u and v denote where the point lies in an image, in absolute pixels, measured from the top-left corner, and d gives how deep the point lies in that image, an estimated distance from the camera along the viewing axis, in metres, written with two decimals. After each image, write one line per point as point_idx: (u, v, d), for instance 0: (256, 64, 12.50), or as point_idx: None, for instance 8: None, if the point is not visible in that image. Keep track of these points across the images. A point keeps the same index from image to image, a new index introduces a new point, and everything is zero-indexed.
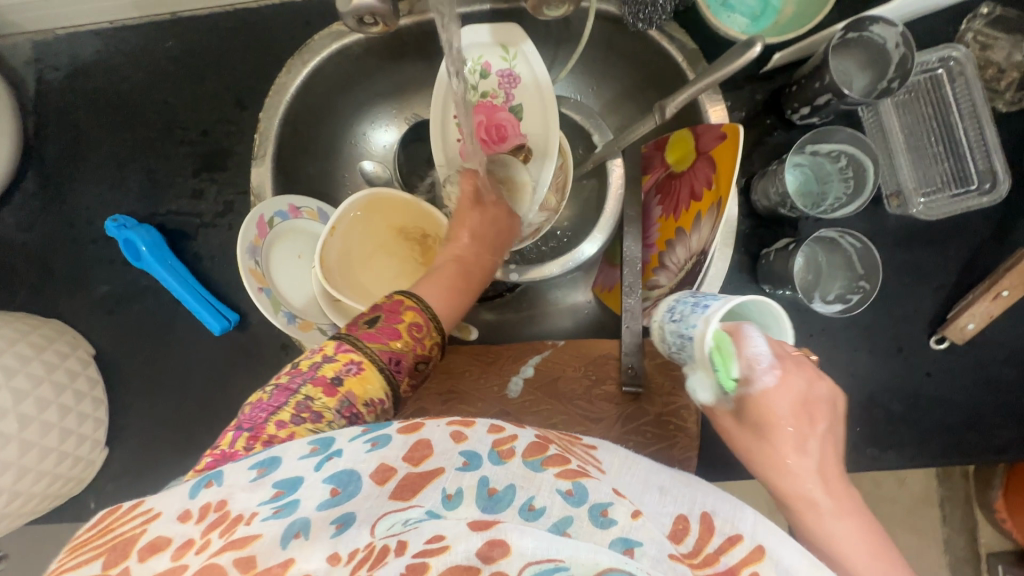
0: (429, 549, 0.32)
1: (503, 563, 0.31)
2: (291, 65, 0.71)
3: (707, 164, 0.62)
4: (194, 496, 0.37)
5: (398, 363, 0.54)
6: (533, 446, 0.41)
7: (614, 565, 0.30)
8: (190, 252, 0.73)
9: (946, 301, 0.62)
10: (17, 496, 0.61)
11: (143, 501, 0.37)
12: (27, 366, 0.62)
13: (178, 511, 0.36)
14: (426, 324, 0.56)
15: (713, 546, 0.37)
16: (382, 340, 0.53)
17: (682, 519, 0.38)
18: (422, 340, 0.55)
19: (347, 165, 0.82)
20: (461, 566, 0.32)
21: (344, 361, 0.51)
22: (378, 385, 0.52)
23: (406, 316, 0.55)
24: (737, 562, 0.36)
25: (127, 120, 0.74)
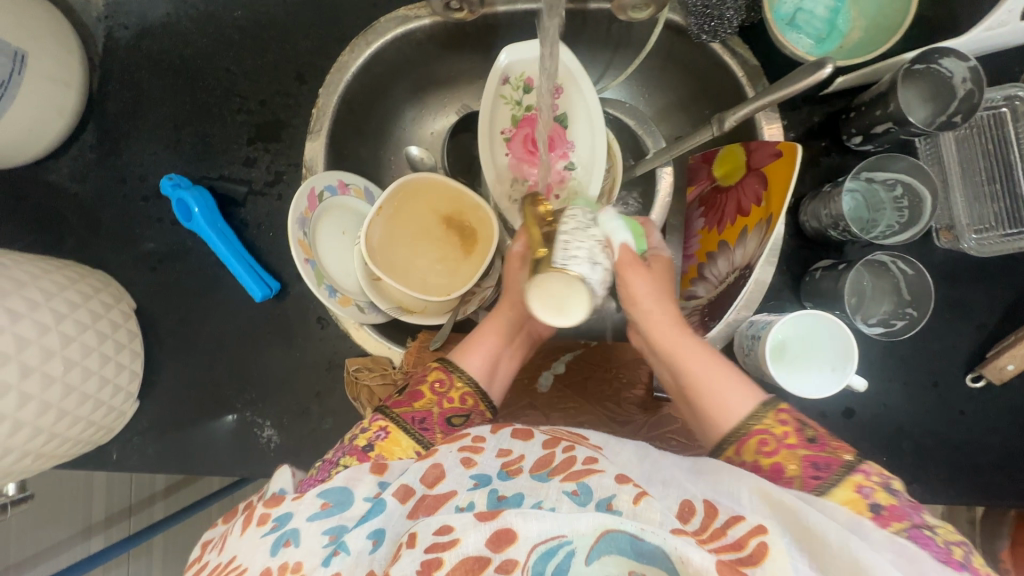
0: (437, 544, 0.35)
1: (512, 550, 0.34)
2: (355, 45, 0.72)
3: (757, 180, 0.63)
4: (274, 552, 0.38)
5: (425, 422, 0.53)
6: (539, 462, 0.43)
7: (611, 526, 0.34)
8: (237, 219, 0.74)
9: (986, 339, 0.62)
10: (52, 438, 0.61)
11: (234, 559, 0.39)
12: (74, 313, 0.62)
13: (259, 567, 0.37)
14: (451, 378, 0.56)
15: (720, 522, 0.37)
16: (410, 404, 0.53)
17: (687, 503, 0.40)
18: (446, 395, 0.55)
19: (395, 149, 0.83)
20: (473, 556, 0.35)
21: (374, 429, 0.52)
22: (406, 445, 0.51)
23: (430, 375, 0.56)
24: (743, 534, 0.36)
25: (188, 84, 0.76)
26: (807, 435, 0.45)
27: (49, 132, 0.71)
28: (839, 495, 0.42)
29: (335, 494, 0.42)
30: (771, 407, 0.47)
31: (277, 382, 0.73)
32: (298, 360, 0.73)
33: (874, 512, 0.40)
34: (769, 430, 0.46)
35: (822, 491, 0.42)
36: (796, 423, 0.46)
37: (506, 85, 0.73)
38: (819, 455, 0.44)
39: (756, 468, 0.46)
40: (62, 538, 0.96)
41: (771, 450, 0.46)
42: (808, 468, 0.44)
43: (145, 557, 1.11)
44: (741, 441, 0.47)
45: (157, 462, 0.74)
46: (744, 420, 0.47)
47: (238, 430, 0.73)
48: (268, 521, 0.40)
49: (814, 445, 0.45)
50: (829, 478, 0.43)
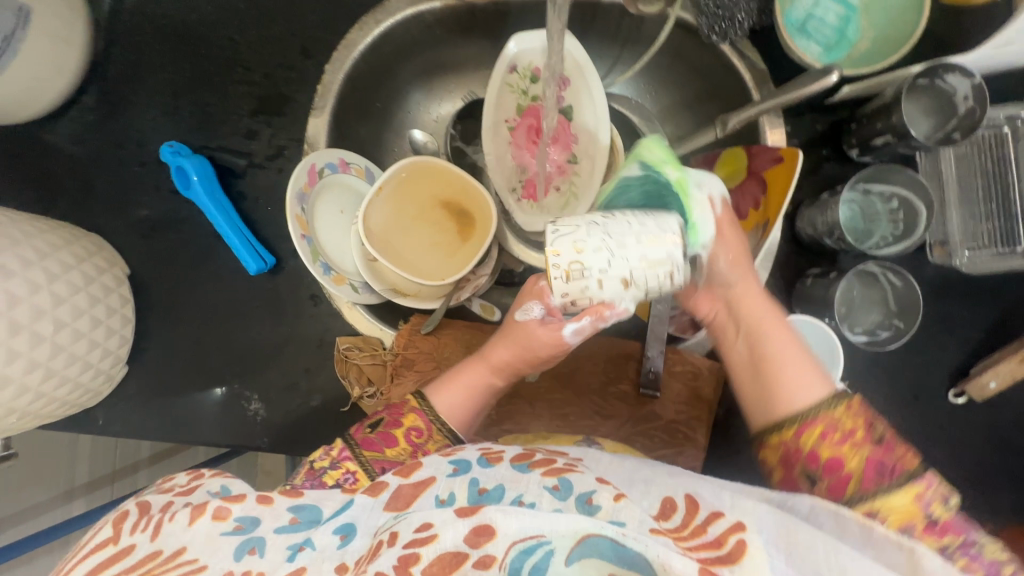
0: (416, 540, 0.35)
1: (490, 546, 0.35)
2: (364, 23, 0.71)
3: (756, 185, 0.64)
4: (237, 558, 0.38)
5: (396, 473, 0.51)
6: (519, 457, 0.45)
7: (593, 531, 0.34)
8: (235, 191, 0.74)
9: (970, 355, 0.63)
10: (38, 398, 0.61)
11: (185, 550, 0.38)
12: (66, 274, 0.62)
13: (221, 569, 0.37)
14: (430, 428, 0.55)
15: (700, 519, 0.38)
16: (383, 450, 0.52)
17: (670, 501, 0.41)
18: (423, 445, 0.54)
19: (398, 131, 0.83)
20: (450, 552, 0.35)
21: (343, 473, 0.51)
22: None
23: (406, 420, 0.55)
24: (723, 532, 0.36)
25: (193, 52, 0.75)
26: (875, 436, 0.44)
27: (50, 91, 0.71)
28: (897, 500, 0.42)
29: (304, 511, 0.42)
30: (843, 399, 0.45)
31: (266, 356, 0.73)
32: (289, 335, 0.73)
33: (929, 525, 0.41)
34: (838, 422, 0.44)
35: (879, 495, 0.43)
36: (864, 420, 0.44)
37: (514, 74, 0.73)
38: (887, 460, 0.43)
39: (813, 457, 0.45)
40: (45, 499, 0.97)
41: (828, 444, 0.44)
42: (870, 469, 0.43)
43: None
44: (805, 424, 0.45)
45: (142, 428, 0.74)
46: (813, 408, 0.45)
47: (225, 402, 0.73)
48: (228, 520, 0.40)
49: (884, 448, 0.43)
50: (890, 483, 0.42)
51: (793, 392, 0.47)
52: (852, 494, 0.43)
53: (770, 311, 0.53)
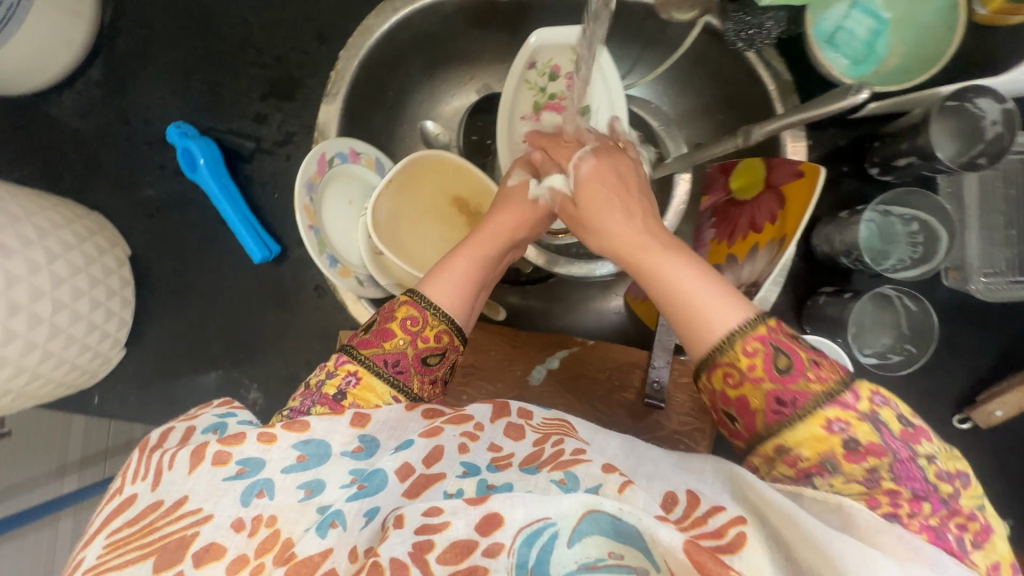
0: (428, 526, 0.35)
1: (498, 534, 0.34)
2: (381, 10, 0.69)
3: (774, 199, 0.64)
4: (245, 502, 0.37)
5: (398, 364, 0.51)
6: (528, 457, 0.42)
7: (593, 507, 0.33)
8: (242, 175, 0.72)
9: (977, 382, 0.62)
10: (35, 379, 0.60)
11: (187, 500, 0.37)
12: (67, 254, 0.61)
13: (229, 518, 0.36)
14: (423, 315, 0.53)
15: (701, 511, 0.37)
16: (380, 345, 0.52)
17: (671, 494, 0.39)
18: (420, 334, 0.53)
19: (410, 121, 0.82)
20: (462, 540, 0.34)
21: (344, 374, 0.50)
22: (381, 392, 0.51)
23: (398, 313, 0.53)
24: (723, 523, 0.36)
25: (204, 29, 0.73)
26: (778, 367, 0.41)
27: (54, 63, 0.69)
28: (803, 429, 0.39)
29: (314, 449, 0.41)
30: (745, 330, 0.42)
31: (268, 345, 0.72)
32: (291, 325, 0.72)
33: (851, 452, 0.38)
34: (736, 364, 0.42)
35: (786, 425, 0.40)
36: (767, 352, 0.41)
37: (533, 70, 0.72)
38: (787, 392, 0.40)
39: (725, 399, 0.43)
40: (36, 474, 0.96)
41: (732, 386, 0.42)
42: (772, 402, 0.41)
43: None
44: (709, 369, 0.43)
45: (138, 412, 0.73)
46: (728, 337, 0.42)
47: (223, 389, 0.72)
48: (231, 464, 0.39)
49: (785, 377, 0.40)
50: (795, 412, 0.40)
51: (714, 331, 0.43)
52: (762, 430, 0.41)
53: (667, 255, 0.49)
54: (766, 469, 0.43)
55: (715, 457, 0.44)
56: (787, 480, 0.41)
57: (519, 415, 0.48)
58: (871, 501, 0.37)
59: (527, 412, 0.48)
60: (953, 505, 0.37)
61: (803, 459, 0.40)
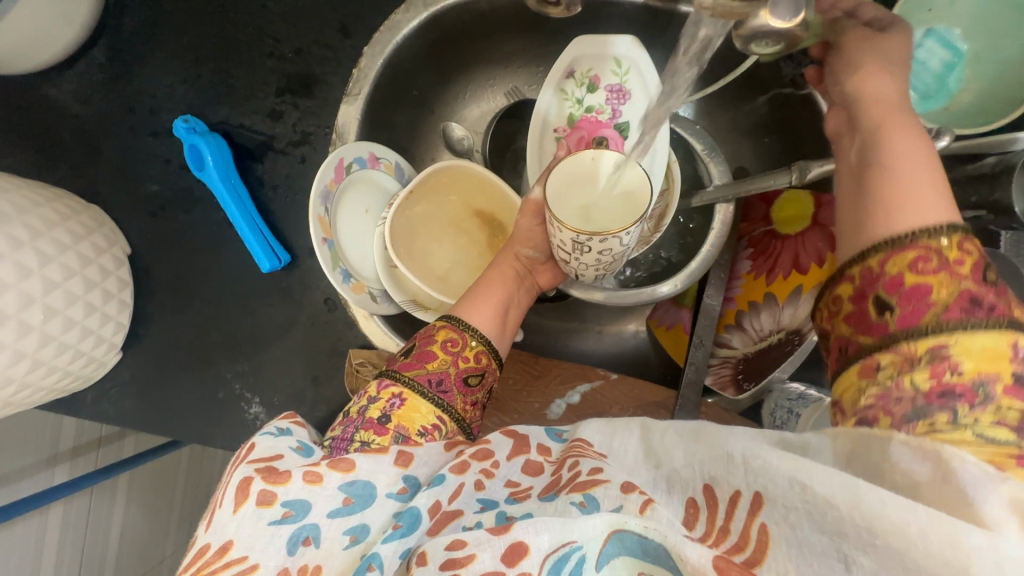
0: (454, 560, 0.32)
1: (525, 564, 0.30)
2: (411, 5, 0.63)
3: (823, 239, 0.61)
4: (291, 551, 0.34)
5: (442, 384, 0.48)
6: (548, 486, 0.38)
7: (620, 526, 0.30)
8: (253, 176, 0.67)
9: None
10: (24, 389, 0.56)
11: (232, 545, 0.33)
12: (62, 256, 0.56)
13: (274, 566, 0.33)
14: (463, 337, 0.51)
15: (724, 514, 0.30)
16: (422, 366, 0.49)
17: (693, 501, 0.32)
18: (460, 355, 0.50)
19: (433, 123, 0.76)
20: (490, 574, 0.31)
21: (387, 397, 0.47)
22: (426, 411, 0.47)
23: (438, 336, 0.51)
24: (745, 523, 0.29)
25: (217, 13, 0.67)
26: (986, 276, 0.34)
27: (54, 43, 0.63)
28: (983, 338, 0.32)
29: (359, 492, 0.37)
30: (960, 229, 0.34)
31: (272, 355, 0.68)
32: (297, 337, 0.68)
33: (1014, 386, 0.30)
34: (939, 254, 0.34)
35: (964, 328, 0.32)
36: (979, 259, 0.34)
37: (570, 80, 0.67)
38: (986, 296, 0.33)
39: (894, 284, 0.35)
40: (25, 465, 0.92)
41: (915, 272, 0.34)
42: (960, 302, 0.33)
43: (108, 491, 1.08)
44: (893, 250, 0.35)
45: (134, 419, 0.69)
46: (930, 229, 0.34)
47: (224, 401, 0.68)
48: (276, 506, 0.34)
49: (988, 284, 0.33)
50: (982, 319, 0.32)
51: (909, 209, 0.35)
52: (932, 325, 0.33)
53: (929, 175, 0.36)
54: (887, 375, 0.34)
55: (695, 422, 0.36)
56: (914, 398, 0.32)
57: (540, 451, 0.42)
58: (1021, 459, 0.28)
59: (546, 446, 0.43)
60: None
61: (956, 373, 0.32)
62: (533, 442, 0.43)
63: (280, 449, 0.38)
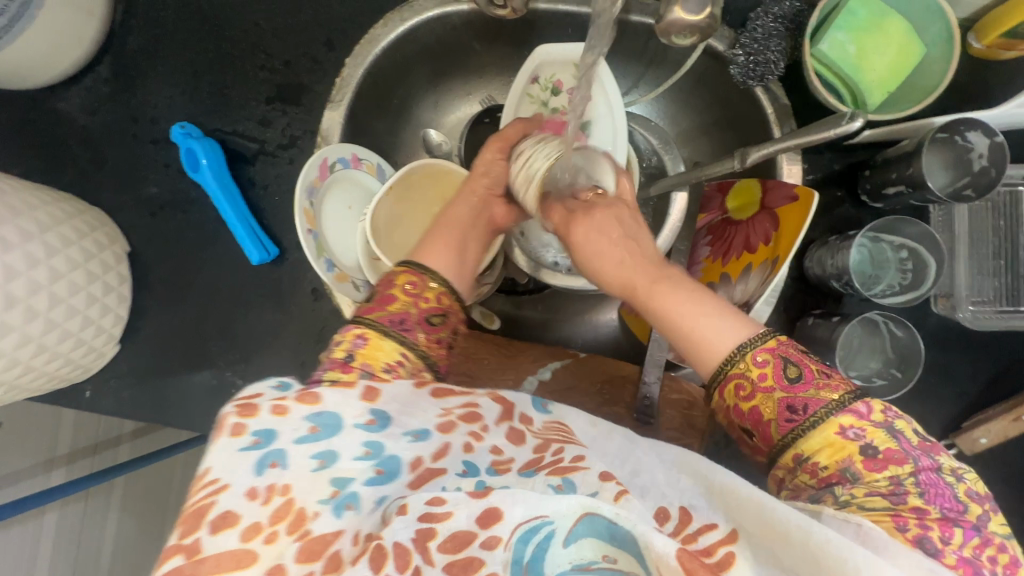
0: (433, 514, 0.36)
1: (498, 527, 0.35)
2: (389, 20, 0.70)
3: (768, 220, 0.64)
4: (258, 472, 0.37)
5: (404, 323, 0.52)
6: (528, 462, 0.43)
7: (591, 510, 0.34)
8: (245, 177, 0.73)
9: (964, 410, 0.63)
10: (29, 372, 0.60)
11: (209, 470, 0.37)
12: (67, 249, 0.61)
13: (245, 486, 0.36)
14: (423, 280, 0.55)
15: (692, 528, 0.38)
16: (383, 309, 0.52)
17: (663, 509, 0.40)
18: (421, 296, 0.54)
19: (413, 128, 0.83)
20: (462, 531, 0.35)
21: (351, 339, 0.50)
22: (390, 350, 0.50)
23: (399, 280, 0.54)
24: (713, 542, 0.37)
25: (213, 31, 0.74)
26: (787, 376, 0.44)
27: (64, 60, 0.69)
28: (818, 436, 0.43)
29: (325, 422, 0.40)
30: (755, 343, 0.45)
31: (262, 344, 0.73)
32: (286, 326, 0.73)
33: (869, 459, 0.41)
34: (747, 374, 0.45)
35: (802, 433, 0.43)
36: (778, 362, 0.45)
37: (535, 84, 0.73)
38: (798, 399, 0.44)
39: (738, 411, 0.46)
40: (23, 467, 0.95)
41: (745, 399, 0.46)
42: (784, 412, 0.44)
43: (103, 497, 1.10)
44: (721, 388, 0.47)
45: (130, 408, 0.73)
46: (724, 364, 0.46)
47: (217, 388, 0.72)
48: (247, 435, 0.38)
49: (794, 387, 0.44)
50: (807, 420, 0.43)
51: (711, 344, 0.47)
52: (779, 442, 0.45)
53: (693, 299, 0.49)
54: (788, 480, 0.45)
55: (678, 449, 0.45)
56: (809, 490, 0.43)
57: (523, 420, 0.47)
58: (898, 518, 0.39)
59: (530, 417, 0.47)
60: (982, 531, 0.39)
61: (823, 467, 0.43)
62: (519, 412, 0.47)
63: (261, 387, 0.42)
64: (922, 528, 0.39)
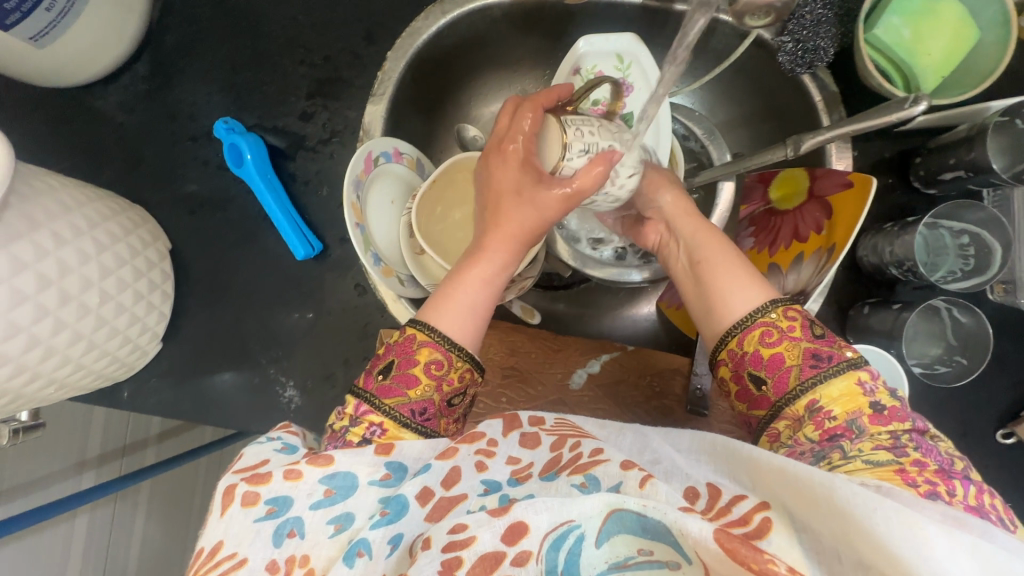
0: (455, 542, 0.34)
1: (525, 542, 0.34)
2: (430, 13, 0.70)
3: (819, 209, 0.64)
4: (277, 543, 0.38)
5: (425, 413, 0.50)
6: (547, 465, 0.42)
7: (617, 506, 0.33)
8: (286, 173, 0.72)
9: (1022, 397, 0.62)
10: (77, 371, 0.59)
11: (222, 545, 0.38)
12: (115, 245, 0.60)
13: (263, 560, 0.37)
14: (449, 357, 0.51)
15: (724, 501, 0.37)
16: (405, 393, 0.50)
17: (692, 488, 0.39)
18: (445, 377, 0.51)
19: (450, 123, 0.82)
20: (489, 552, 0.34)
21: (367, 425, 0.49)
22: (410, 441, 0.49)
23: (420, 356, 0.50)
24: (748, 510, 0.36)
25: (251, 27, 0.74)
26: (813, 332, 0.47)
27: (104, 57, 0.69)
28: (839, 384, 0.45)
29: (340, 483, 0.41)
30: (781, 304, 0.48)
31: (305, 340, 0.72)
32: (328, 323, 0.72)
33: (876, 414, 0.44)
34: (778, 324, 0.48)
35: (821, 381, 0.45)
36: (804, 321, 0.48)
37: (576, 76, 0.72)
38: (822, 350, 0.46)
39: (757, 359, 0.48)
40: (54, 470, 0.94)
41: (769, 344, 0.47)
42: (807, 358, 0.46)
43: (131, 499, 1.09)
44: (747, 329, 0.48)
45: (172, 407, 0.72)
46: (747, 317, 0.48)
47: (259, 386, 0.72)
48: (261, 504, 0.39)
49: (819, 341, 0.47)
50: (830, 368, 0.45)
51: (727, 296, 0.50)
52: (797, 387, 0.46)
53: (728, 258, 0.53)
54: (787, 433, 0.46)
55: (693, 431, 0.44)
56: (812, 447, 0.44)
57: (531, 422, 0.47)
58: (904, 472, 0.40)
59: (539, 417, 0.47)
60: (974, 481, 0.41)
61: (832, 417, 0.44)
62: (525, 417, 0.47)
63: (264, 454, 0.43)
64: (931, 483, 0.39)
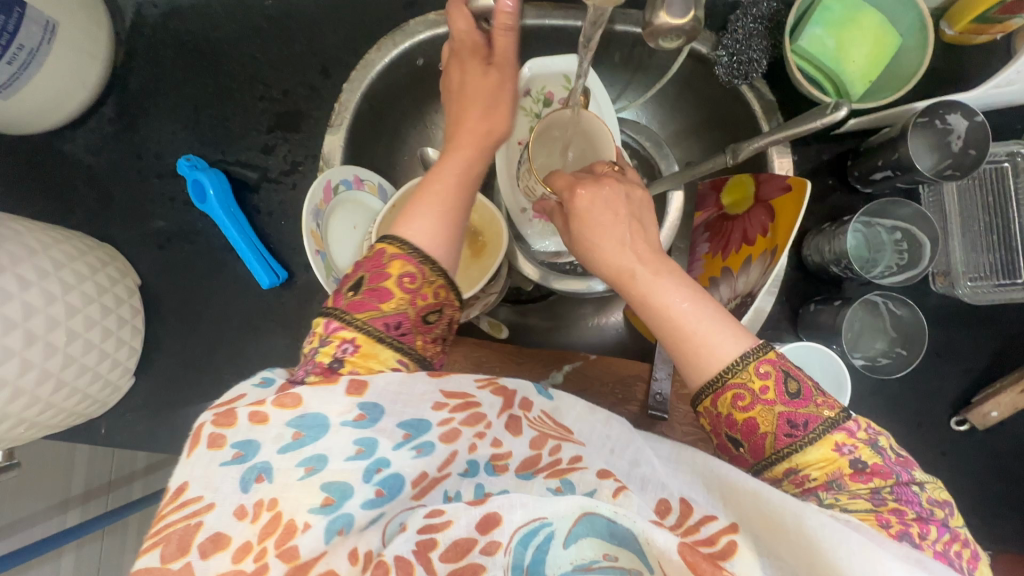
0: (432, 525, 0.37)
1: (496, 532, 0.36)
2: (382, 45, 0.72)
3: (763, 212, 0.65)
4: (245, 488, 0.35)
5: (401, 326, 0.46)
6: (527, 460, 0.42)
7: (589, 510, 0.35)
8: (251, 205, 0.74)
9: (971, 385, 0.64)
10: (47, 409, 0.61)
11: (189, 487, 0.35)
12: (81, 285, 0.62)
13: (232, 505, 0.34)
14: (420, 271, 0.48)
15: (694, 519, 0.38)
16: (376, 306, 0.46)
17: (664, 501, 0.39)
18: (418, 292, 0.47)
19: (411, 148, 0.85)
20: (463, 538, 0.36)
21: (338, 342, 0.44)
22: (384, 357, 0.45)
23: (392, 269, 0.47)
24: (715, 531, 0.37)
25: (211, 66, 0.76)
26: (788, 390, 0.44)
27: (69, 104, 0.72)
28: (815, 452, 0.43)
29: (310, 425, 0.38)
30: (756, 358, 0.44)
31: (275, 367, 0.73)
32: (298, 348, 0.74)
33: (856, 472, 0.42)
34: (748, 384, 0.44)
35: (799, 448, 0.43)
36: (778, 376, 0.44)
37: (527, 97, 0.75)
38: (798, 414, 0.43)
39: (731, 422, 0.45)
40: (37, 510, 0.94)
41: (742, 409, 0.44)
42: (783, 424, 0.43)
43: (118, 535, 1.09)
44: (717, 396, 0.45)
45: (147, 439, 0.73)
46: (736, 367, 0.44)
47: None
48: (227, 447, 0.36)
49: (795, 402, 0.43)
50: (806, 436, 0.43)
51: (707, 353, 0.45)
52: (773, 454, 0.44)
53: (678, 287, 0.47)
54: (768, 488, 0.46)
55: (675, 442, 0.44)
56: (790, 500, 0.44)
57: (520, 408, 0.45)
58: (881, 518, 0.40)
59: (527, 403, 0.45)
60: (952, 529, 0.41)
61: (811, 480, 0.43)
62: (519, 401, 0.45)
63: (243, 391, 0.41)
64: (903, 527, 0.40)
